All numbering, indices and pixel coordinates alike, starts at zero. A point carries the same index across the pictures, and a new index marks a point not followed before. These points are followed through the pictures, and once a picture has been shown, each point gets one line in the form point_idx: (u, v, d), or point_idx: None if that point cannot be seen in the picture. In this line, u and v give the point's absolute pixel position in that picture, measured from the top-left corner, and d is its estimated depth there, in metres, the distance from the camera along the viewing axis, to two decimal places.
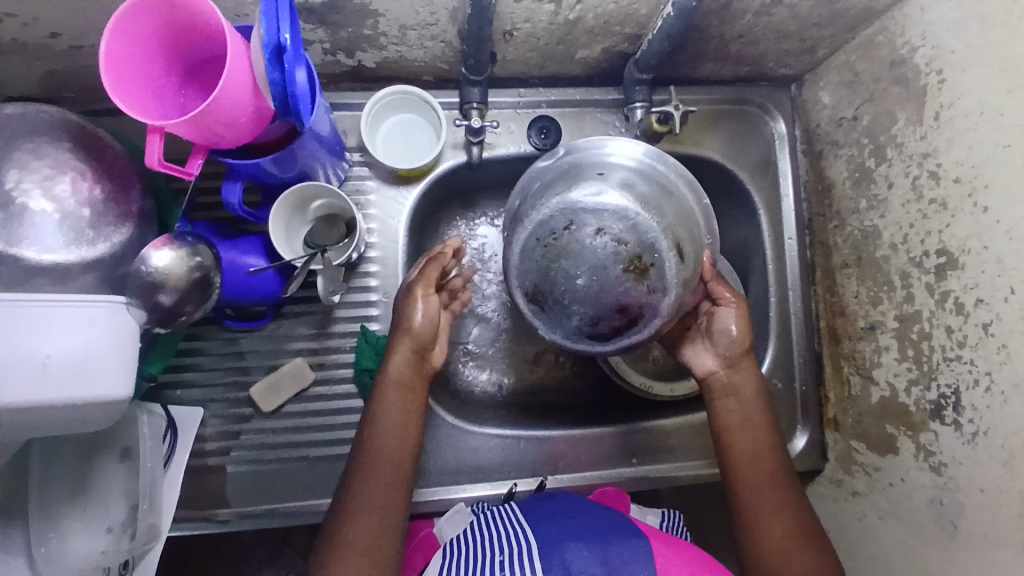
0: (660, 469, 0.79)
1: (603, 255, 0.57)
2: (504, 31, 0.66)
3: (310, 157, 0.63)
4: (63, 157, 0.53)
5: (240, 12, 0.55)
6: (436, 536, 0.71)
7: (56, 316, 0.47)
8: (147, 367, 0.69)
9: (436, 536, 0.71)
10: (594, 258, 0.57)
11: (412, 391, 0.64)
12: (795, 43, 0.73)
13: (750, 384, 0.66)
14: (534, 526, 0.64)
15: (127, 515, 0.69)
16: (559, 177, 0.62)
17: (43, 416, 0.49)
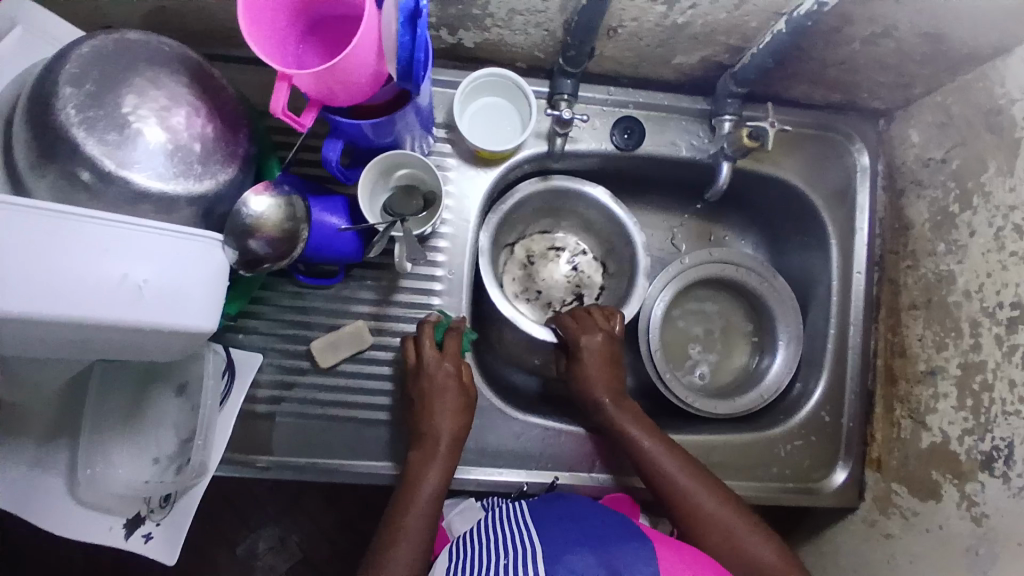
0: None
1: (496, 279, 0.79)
2: (610, 27, 0.66)
3: (405, 126, 0.64)
4: (180, 89, 0.52)
5: None
6: (447, 529, 0.78)
7: (157, 244, 0.49)
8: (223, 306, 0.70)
9: (447, 529, 0.78)
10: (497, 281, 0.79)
11: (451, 457, 0.69)
12: (893, 76, 0.73)
13: (614, 411, 0.73)
14: (539, 530, 0.62)
15: (174, 449, 0.70)
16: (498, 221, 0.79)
17: (132, 338, 0.51)
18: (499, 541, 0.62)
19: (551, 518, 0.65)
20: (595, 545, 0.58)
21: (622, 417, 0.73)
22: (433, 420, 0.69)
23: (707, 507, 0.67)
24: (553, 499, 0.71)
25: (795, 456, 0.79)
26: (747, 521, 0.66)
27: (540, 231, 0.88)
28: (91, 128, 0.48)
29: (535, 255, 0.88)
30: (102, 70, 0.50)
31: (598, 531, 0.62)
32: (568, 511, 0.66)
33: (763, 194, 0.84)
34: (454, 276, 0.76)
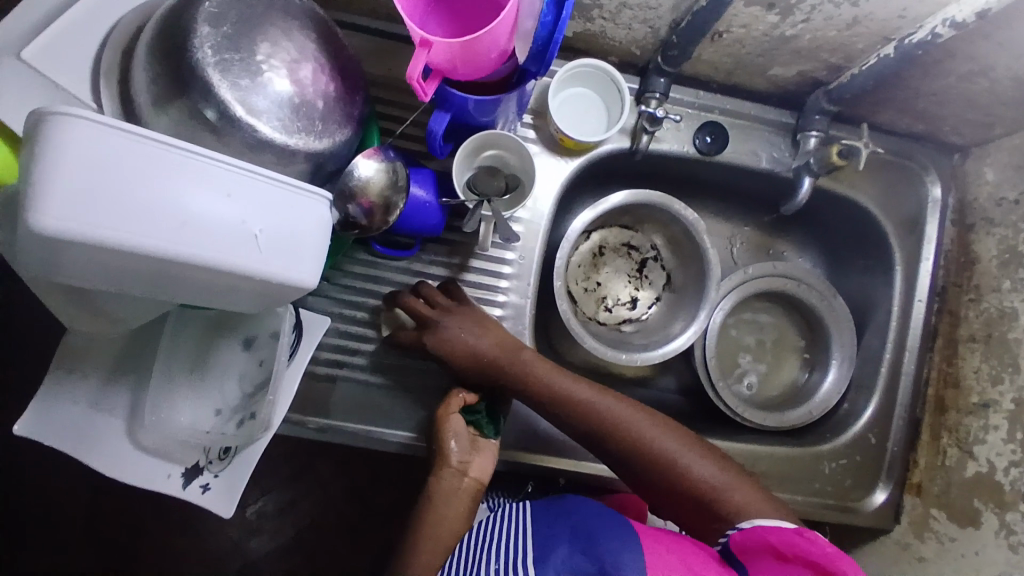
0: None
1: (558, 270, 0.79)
2: (716, 31, 0.67)
3: (506, 107, 0.64)
4: (310, 45, 0.53)
5: None
6: None
7: (275, 196, 0.49)
8: None
9: None
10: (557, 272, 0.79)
11: (455, 476, 0.71)
12: (981, 114, 0.74)
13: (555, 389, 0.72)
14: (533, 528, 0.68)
15: (238, 401, 0.72)
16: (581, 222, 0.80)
17: (235, 283, 0.51)
18: (501, 545, 0.67)
19: (551, 519, 0.68)
20: (580, 542, 0.62)
21: (574, 393, 0.71)
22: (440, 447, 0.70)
23: (698, 471, 0.67)
24: (551, 501, 0.73)
25: (838, 474, 0.80)
26: (736, 477, 0.67)
27: (622, 225, 0.91)
28: (225, 70, 0.48)
29: (608, 247, 0.91)
30: (240, 15, 0.50)
31: (591, 526, 0.65)
32: (568, 507, 0.70)
33: (831, 214, 0.85)
34: (525, 261, 0.76)
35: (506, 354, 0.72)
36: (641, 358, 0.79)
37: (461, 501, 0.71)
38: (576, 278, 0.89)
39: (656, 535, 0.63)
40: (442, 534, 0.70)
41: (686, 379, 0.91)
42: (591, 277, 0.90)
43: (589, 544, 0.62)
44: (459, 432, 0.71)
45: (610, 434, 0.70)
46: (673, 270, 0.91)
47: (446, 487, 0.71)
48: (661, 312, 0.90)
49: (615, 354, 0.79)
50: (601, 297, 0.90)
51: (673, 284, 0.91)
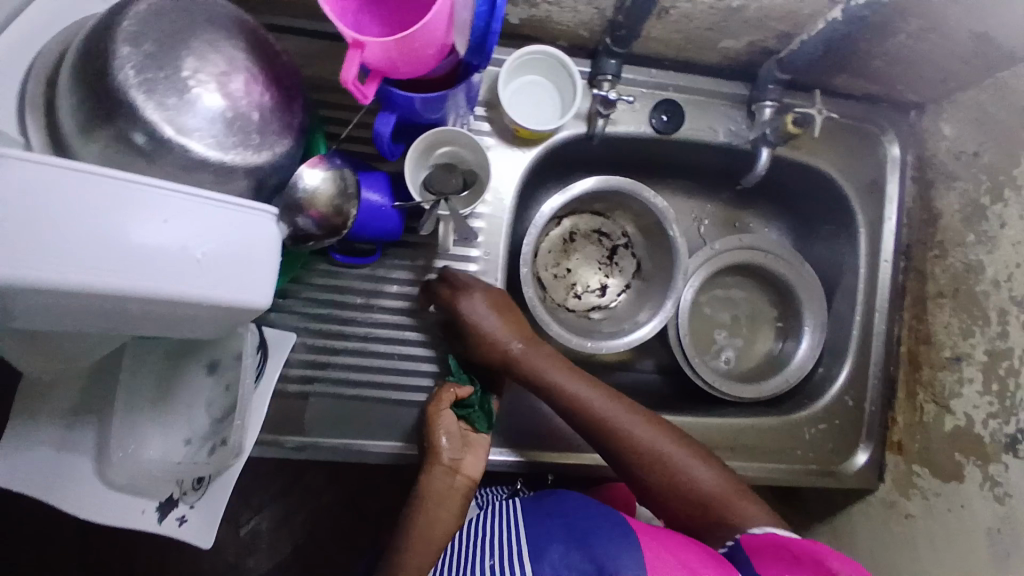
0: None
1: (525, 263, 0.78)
2: (662, 8, 0.65)
3: (454, 102, 0.62)
4: (239, 55, 0.50)
5: None
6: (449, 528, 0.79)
7: (217, 217, 0.47)
8: None
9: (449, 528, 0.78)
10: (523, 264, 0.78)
11: (444, 477, 0.70)
12: (934, 70, 0.73)
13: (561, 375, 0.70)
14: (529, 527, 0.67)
15: (208, 428, 0.69)
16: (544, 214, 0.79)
17: (181, 309, 0.49)
18: (499, 540, 0.66)
19: (541, 517, 0.68)
20: (575, 540, 0.62)
21: (578, 392, 0.69)
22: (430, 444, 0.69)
23: (695, 476, 0.66)
24: (542, 497, 0.74)
25: (819, 440, 0.81)
26: (731, 485, 0.66)
27: (593, 212, 0.91)
28: (150, 90, 0.46)
29: (579, 234, 0.91)
30: (161, 29, 0.48)
31: (585, 525, 0.64)
32: (558, 506, 0.69)
33: (793, 183, 0.85)
34: (490, 258, 0.75)
35: (514, 347, 0.71)
36: (600, 345, 0.78)
37: (450, 502, 0.70)
38: (546, 264, 0.89)
39: (654, 531, 0.62)
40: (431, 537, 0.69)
41: (664, 359, 0.91)
42: (561, 263, 0.90)
43: (585, 542, 0.61)
44: (450, 429, 0.69)
45: (609, 433, 0.68)
46: (642, 258, 0.90)
47: (437, 489, 0.70)
48: (630, 300, 0.89)
49: (584, 340, 0.78)
50: (571, 284, 0.90)
51: (642, 272, 0.90)
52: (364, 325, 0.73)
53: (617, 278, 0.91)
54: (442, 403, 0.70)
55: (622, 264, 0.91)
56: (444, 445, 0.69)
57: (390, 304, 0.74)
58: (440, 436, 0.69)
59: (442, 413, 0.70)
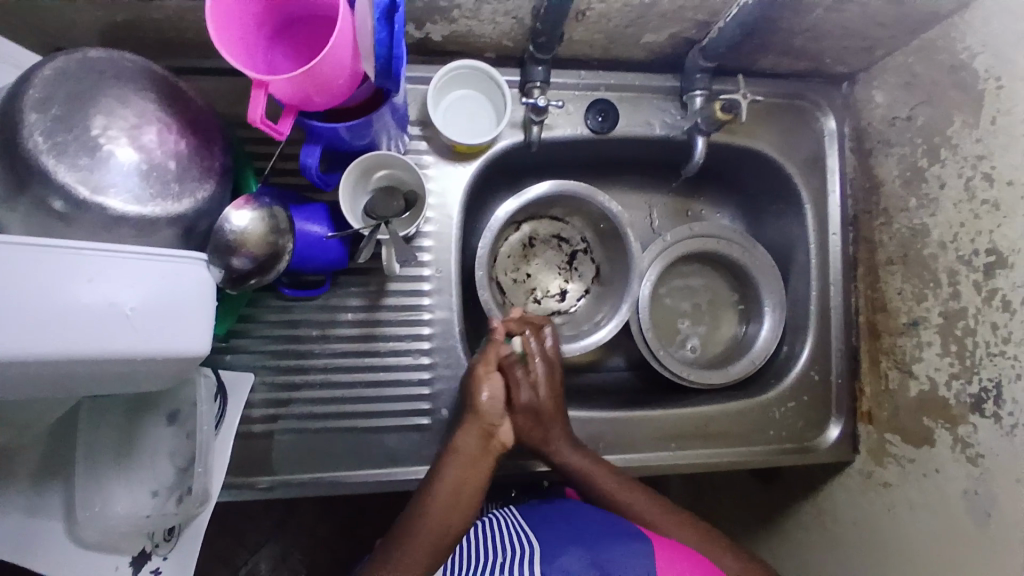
0: (660, 459, 0.79)
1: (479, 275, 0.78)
2: (579, 11, 0.66)
3: (382, 126, 0.62)
4: (150, 107, 0.51)
5: None
6: None
7: (143, 268, 0.47)
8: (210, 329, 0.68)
9: None
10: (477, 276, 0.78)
11: (476, 437, 0.70)
12: (857, 41, 0.74)
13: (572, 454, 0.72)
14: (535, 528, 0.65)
15: (174, 478, 0.69)
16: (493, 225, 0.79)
17: (116, 367, 0.48)
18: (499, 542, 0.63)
19: (540, 520, 0.67)
20: (588, 542, 0.61)
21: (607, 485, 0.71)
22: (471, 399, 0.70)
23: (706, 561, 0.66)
24: (540, 503, 0.73)
25: (790, 418, 0.82)
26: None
27: (553, 216, 0.91)
28: (60, 154, 0.46)
29: (539, 239, 0.91)
30: (67, 91, 0.48)
31: (590, 528, 0.64)
32: (559, 511, 0.69)
33: (737, 166, 0.86)
34: (443, 275, 0.75)
35: (553, 437, 0.73)
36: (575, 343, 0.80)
37: (478, 470, 0.69)
38: (505, 269, 0.89)
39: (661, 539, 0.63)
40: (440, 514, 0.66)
41: (632, 355, 0.91)
42: (520, 268, 0.90)
43: (597, 545, 0.60)
44: (495, 393, 0.71)
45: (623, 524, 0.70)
46: (601, 265, 0.91)
47: (472, 451, 0.70)
48: (589, 304, 0.90)
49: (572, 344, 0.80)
50: (531, 288, 0.90)
51: (601, 278, 0.91)
52: (322, 357, 0.72)
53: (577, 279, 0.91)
54: (489, 359, 0.72)
55: (582, 265, 0.91)
56: (486, 403, 0.70)
57: (345, 332, 0.73)
58: (482, 390, 0.70)
59: (493, 378, 0.71)
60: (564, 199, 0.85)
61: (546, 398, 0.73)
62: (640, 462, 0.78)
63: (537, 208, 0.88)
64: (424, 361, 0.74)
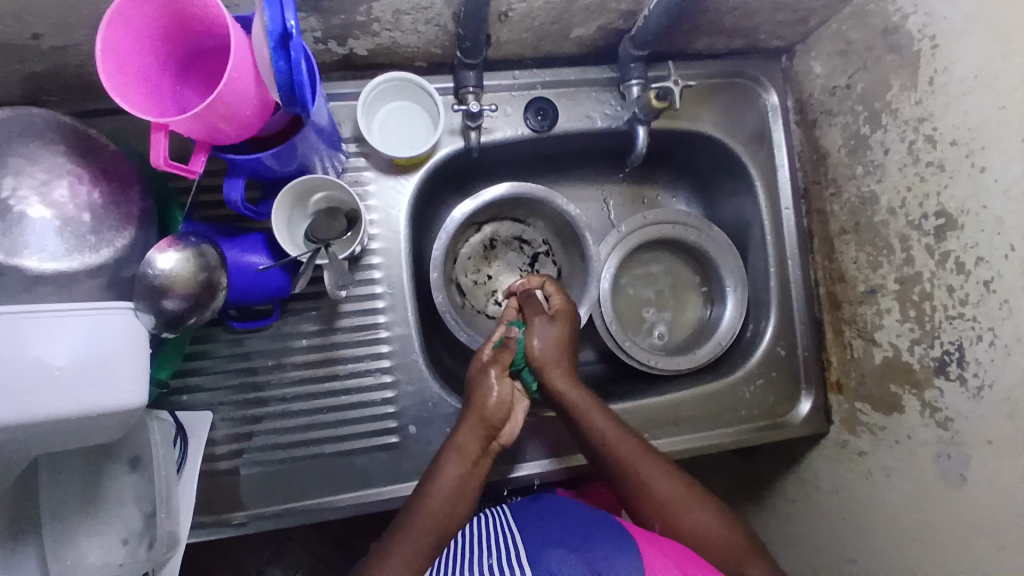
0: None
1: (435, 284, 0.77)
2: (500, 12, 0.65)
3: (310, 149, 0.61)
4: (60, 159, 0.51)
5: (231, 3, 0.53)
6: None
7: (69, 324, 0.46)
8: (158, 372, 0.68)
9: None
10: (434, 285, 0.78)
11: (477, 429, 0.68)
12: (788, 13, 0.73)
13: (563, 385, 0.71)
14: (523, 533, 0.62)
15: (143, 523, 0.67)
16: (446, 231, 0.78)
17: (57, 427, 0.48)
18: (484, 547, 0.60)
19: (530, 523, 0.64)
20: (577, 544, 0.57)
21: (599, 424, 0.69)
22: (481, 394, 0.70)
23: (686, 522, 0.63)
24: (531, 501, 0.72)
25: (760, 396, 0.82)
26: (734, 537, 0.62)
27: (514, 218, 0.90)
28: None
29: (500, 240, 0.90)
30: None
31: (582, 528, 0.61)
32: (551, 513, 0.66)
33: (686, 149, 0.85)
34: (395, 290, 0.73)
35: (552, 373, 0.72)
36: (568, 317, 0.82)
37: (476, 467, 0.68)
38: (465, 270, 0.88)
39: (655, 540, 0.59)
40: (435, 506, 0.64)
41: (601, 348, 0.91)
42: (481, 269, 0.89)
43: (586, 546, 0.57)
44: (503, 392, 0.70)
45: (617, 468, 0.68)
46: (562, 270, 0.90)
47: (472, 450, 0.68)
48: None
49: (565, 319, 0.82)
50: (492, 290, 0.89)
51: (563, 280, 0.90)
52: (280, 386, 0.72)
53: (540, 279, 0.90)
54: (504, 360, 0.72)
55: (545, 264, 0.91)
56: (495, 401, 0.69)
57: (301, 358, 0.72)
58: (492, 390, 0.70)
59: (504, 379, 0.71)
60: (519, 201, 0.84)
61: (556, 338, 0.74)
62: None
63: (498, 211, 0.88)
64: (386, 379, 0.73)
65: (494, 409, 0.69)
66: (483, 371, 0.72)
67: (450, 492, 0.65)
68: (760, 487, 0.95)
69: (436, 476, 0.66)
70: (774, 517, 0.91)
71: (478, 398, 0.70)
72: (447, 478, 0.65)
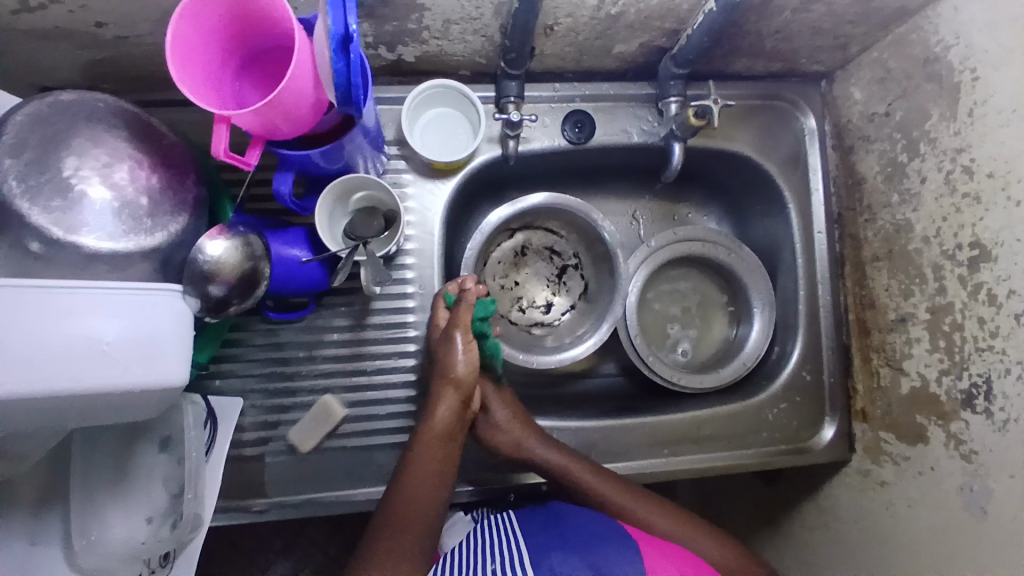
0: (652, 465, 0.79)
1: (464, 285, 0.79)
2: (546, 25, 0.67)
3: (355, 149, 0.63)
4: (121, 145, 0.53)
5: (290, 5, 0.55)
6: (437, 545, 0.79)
7: (119, 303, 0.48)
8: (197, 356, 0.69)
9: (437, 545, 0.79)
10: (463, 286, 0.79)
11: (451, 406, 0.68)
12: (828, 39, 0.74)
13: (545, 448, 0.72)
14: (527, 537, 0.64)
15: (168, 503, 0.69)
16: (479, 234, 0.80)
17: (99, 401, 0.50)
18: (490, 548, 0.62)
19: (537, 530, 0.65)
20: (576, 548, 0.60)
21: (588, 477, 0.71)
22: (447, 365, 0.67)
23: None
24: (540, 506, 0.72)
25: (783, 419, 0.81)
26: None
27: (547, 228, 0.91)
28: (35, 197, 0.48)
29: (530, 248, 0.91)
30: (40, 134, 0.50)
31: (585, 533, 0.63)
32: (555, 517, 0.67)
33: (720, 169, 0.86)
34: (426, 291, 0.75)
35: (527, 440, 0.72)
36: (534, 361, 0.79)
37: (446, 453, 0.67)
38: (494, 275, 0.90)
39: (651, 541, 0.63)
40: (413, 505, 0.64)
41: (624, 362, 0.91)
42: (510, 275, 0.90)
43: (591, 551, 0.59)
44: (471, 358, 0.68)
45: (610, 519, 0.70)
46: (590, 284, 0.91)
47: (444, 427, 0.67)
48: (573, 320, 0.90)
49: (547, 363, 0.79)
50: (518, 297, 0.90)
51: (588, 295, 0.91)
52: (309, 378, 0.73)
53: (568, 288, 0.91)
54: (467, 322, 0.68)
55: (574, 274, 0.92)
56: (463, 366, 0.67)
57: (331, 351, 0.73)
58: (459, 353, 0.67)
59: (470, 344, 0.68)
60: (551, 212, 0.85)
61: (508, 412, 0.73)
62: (634, 470, 0.78)
63: (531, 219, 0.89)
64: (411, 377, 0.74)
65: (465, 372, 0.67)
66: (445, 338, 0.68)
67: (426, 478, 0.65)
68: (779, 513, 0.93)
69: (411, 467, 0.65)
70: (792, 543, 0.90)
71: (448, 369, 0.68)
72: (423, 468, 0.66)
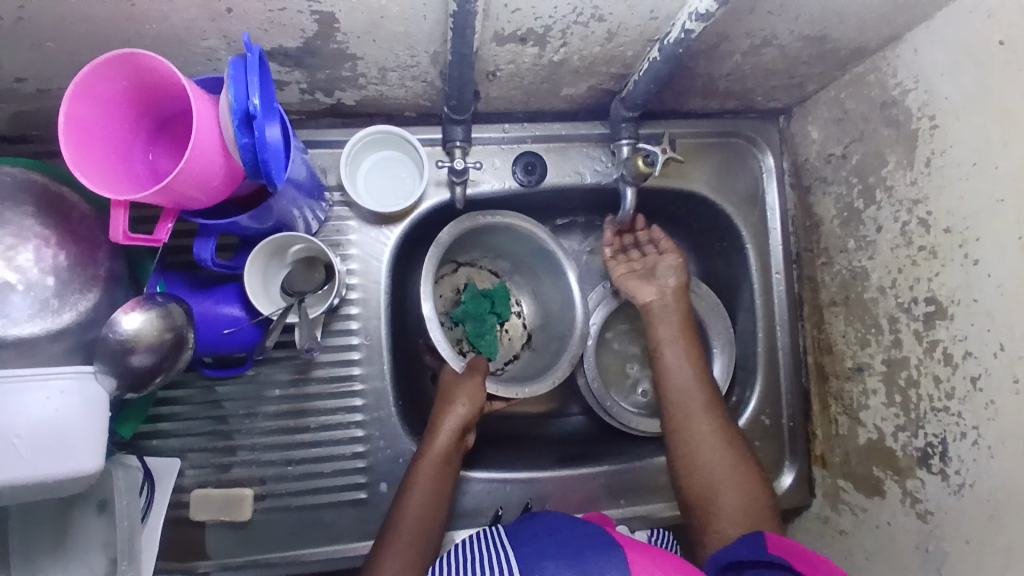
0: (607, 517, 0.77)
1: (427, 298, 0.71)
2: (488, 71, 0.64)
3: (287, 205, 0.61)
4: (28, 223, 0.53)
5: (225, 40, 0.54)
6: None
7: (28, 393, 0.45)
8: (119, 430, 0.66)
9: None
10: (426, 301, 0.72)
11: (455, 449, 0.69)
12: (783, 79, 0.71)
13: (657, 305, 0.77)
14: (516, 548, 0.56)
15: (105, 569, 0.64)
16: (437, 248, 0.73)
17: (12, 492, 0.47)
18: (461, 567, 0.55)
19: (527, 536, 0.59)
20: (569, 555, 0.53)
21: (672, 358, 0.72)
22: (448, 406, 0.69)
23: (722, 500, 0.64)
24: (527, 518, 0.64)
25: None
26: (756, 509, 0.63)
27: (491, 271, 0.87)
28: None
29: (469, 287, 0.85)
30: None
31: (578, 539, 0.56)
32: (545, 525, 0.59)
33: (677, 207, 0.85)
34: (371, 342, 0.73)
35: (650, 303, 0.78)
36: (501, 388, 0.73)
37: (440, 495, 0.66)
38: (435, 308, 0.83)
39: (640, 544, 0.54)
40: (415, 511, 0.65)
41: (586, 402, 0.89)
42: (448, 312, 0.84)
43: (578, 557, 0.52)
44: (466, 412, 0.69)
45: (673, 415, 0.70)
46: (533, 330, 0.87)
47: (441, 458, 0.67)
48: (516, 368, 0.84)
49: (515, 390, 0.73)
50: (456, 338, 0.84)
51: (533, 344, 0.86)
52: (250, 436, 0.71)
53: (515, 331, 0.87)
54: (473, 390, 0.70)
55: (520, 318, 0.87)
56: (455, 416, 0.69)
57: (273, 409, 0.71)
58: (455, 409, 0.69)
59: (467, 396, 0.70)
60: (506, 238, 0.80)
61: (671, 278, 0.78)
62: None
63: (480, 253, 0.85)
64: (358, 433, 0.72)
65: (461, 420, 0.69)
66: (447, 398, 0.70)
67: (426, 503, 0.65)
68: None
69: (414, 478, 0.66)
70: None
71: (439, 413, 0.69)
72: (428, 469, 0.66)
